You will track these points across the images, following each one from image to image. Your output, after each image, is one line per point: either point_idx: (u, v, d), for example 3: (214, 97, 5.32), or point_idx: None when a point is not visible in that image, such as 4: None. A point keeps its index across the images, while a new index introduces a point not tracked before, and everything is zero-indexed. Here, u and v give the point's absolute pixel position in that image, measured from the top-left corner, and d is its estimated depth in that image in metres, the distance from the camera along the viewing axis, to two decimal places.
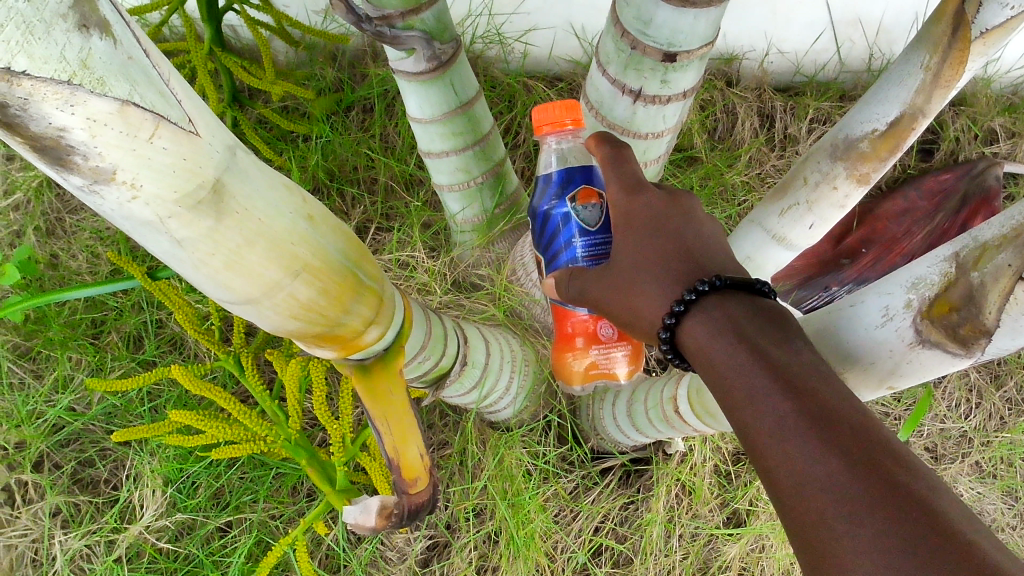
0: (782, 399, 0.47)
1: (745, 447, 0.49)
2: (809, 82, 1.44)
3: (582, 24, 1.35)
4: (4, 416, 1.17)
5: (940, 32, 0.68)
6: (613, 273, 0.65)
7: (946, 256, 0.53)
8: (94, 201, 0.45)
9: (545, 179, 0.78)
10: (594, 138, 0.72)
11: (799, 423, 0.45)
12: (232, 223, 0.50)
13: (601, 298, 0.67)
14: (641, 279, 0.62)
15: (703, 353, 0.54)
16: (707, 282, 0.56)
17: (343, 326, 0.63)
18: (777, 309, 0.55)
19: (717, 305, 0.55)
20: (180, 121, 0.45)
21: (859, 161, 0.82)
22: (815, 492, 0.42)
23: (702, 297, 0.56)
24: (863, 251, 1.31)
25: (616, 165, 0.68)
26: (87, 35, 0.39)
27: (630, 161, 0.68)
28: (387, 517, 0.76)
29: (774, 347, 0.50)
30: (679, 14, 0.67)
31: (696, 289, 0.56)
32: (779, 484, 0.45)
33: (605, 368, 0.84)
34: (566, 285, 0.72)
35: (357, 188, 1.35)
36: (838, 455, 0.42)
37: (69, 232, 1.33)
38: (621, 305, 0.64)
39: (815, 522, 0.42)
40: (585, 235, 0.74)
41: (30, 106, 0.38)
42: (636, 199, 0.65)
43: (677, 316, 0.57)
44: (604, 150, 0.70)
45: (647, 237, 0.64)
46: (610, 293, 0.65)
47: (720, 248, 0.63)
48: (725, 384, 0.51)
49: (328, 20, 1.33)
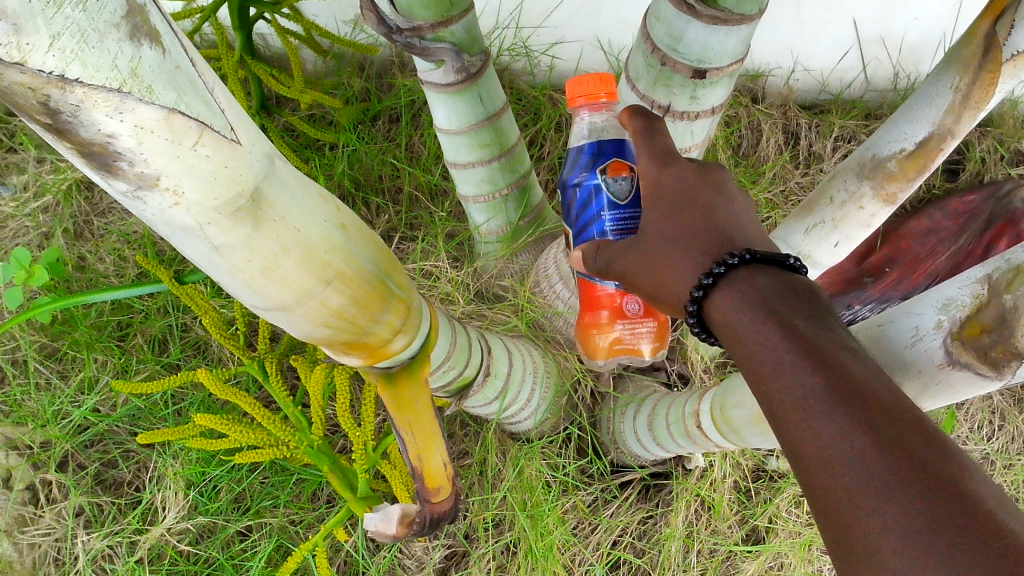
0: (809, 373, 0.45)
1: (770, 425, 0.48)
2: (834, 99, 1.44)
3: (608, 39, 1.36)
4: (31, 416, 1.19)
5: (970, 54, 0.68)
6: (640, 246, 0.63)
7: (978, 278, 0.53)
8: (137, 207, 0.46)
9: (576, 151, 0.75)
10: (626, 113, 0.69)
11: (825, 399, 0.44)
12: (269, 231, 0.51)
13: (629, 270, 0.64)
14: (668, 251, 0.60)
15: (728, 328, 0.53)
16: (737, 255, 0.54)
17: (371, 334, 0.63)
18: (807, 285, 0.53)
19: (746, 277, 0.54)
20: (223, 130, 0.46)
21: (886, 181, 0.82)
22: (841, 471, 0.41)
23: (732, 270, 0.54)
24: (886, 270, 1.31)
25: (648, 138, 0.66)
26: (138, 45, 0.40)
27: (663, 134, 0.66)
28: (409, 525, 0.75)
29: (803, 322, 0.49)
30: (711, 30, 0.67)
31: (724, 262, 0.54)
32: (804, 461, 0.44)
33: (630, 345, 0.82)
34: (592, 259, 0.69)
35: (382, 198, 1.36)
36: (866, 433, 0.41)
37: (96, 235, 1.35)
38: (649, 277, 0.62)
39: (843, 505, 0.41)
40: (614, 209, 0.71)
41: (81, 113, 0.39)
42: (666, 169, 0.63)
43: (705, 288, 0.55)
44: (637, 123, 0.68)
45: (677, 210, 0.61)
46: (637, 266, 0.63)
47: (751, 225, 0.61)
48: (751, 357, 0.50)
49: (357, 30, 1.35)
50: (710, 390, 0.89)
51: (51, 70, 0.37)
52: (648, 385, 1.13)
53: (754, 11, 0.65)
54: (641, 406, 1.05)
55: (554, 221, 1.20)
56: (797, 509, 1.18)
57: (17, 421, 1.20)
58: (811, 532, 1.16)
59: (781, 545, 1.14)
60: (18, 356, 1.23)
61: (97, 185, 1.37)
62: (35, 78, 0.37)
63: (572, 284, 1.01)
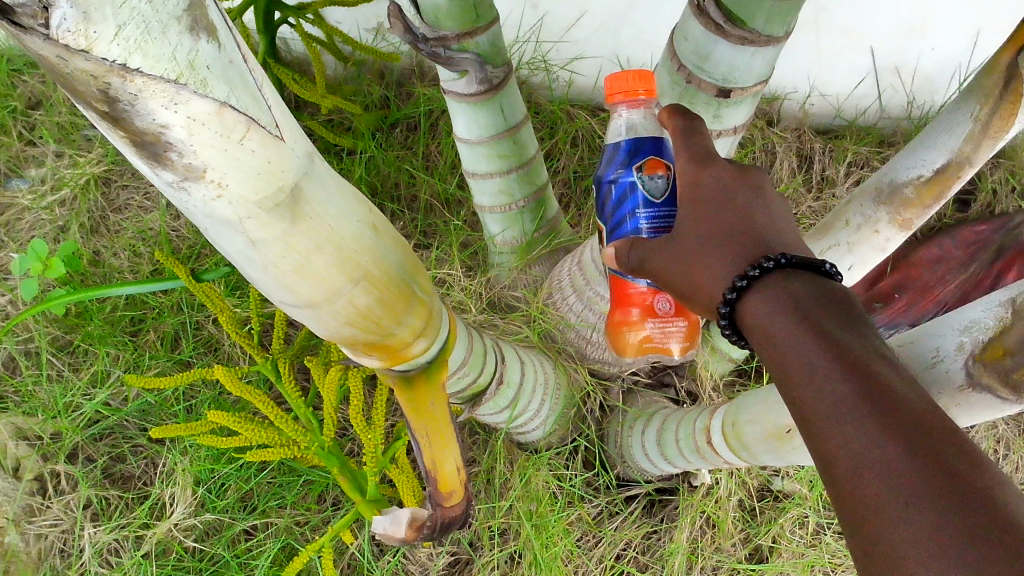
0: (842, 380, 0.46)
1: (799, 429, 0.49)
2: (848, 125, 1.46)
3: (627, 56, 1.37)
4: (42, 407, 1.20)
5: (992, 84, 0.68)
6: (675, 244, 0.64)
7: (1002, 301, 0.54)
8: (180, 198, 0.47)
9: (613, 148, 0.75)
10: (667, 112, 0.70)
11: (858, 406, 0.44)
12: (306, 228, 0.52)
13: (662, 269, 0.64)
14: (704, 251, 0.61)
15: (761, 331, 0.54)
16: (772, 258, 0.55)
17: (394, 336, 0.64)
18: (842, 291, 0.54)
19: (779, 282, 0.54)
20: (268, 126, 0.47)
21: (903, 207, 0.83)
22: (870, 477, 0.42)
23: (766, 273, 0.55)
24: (896, 296, 1.32)
25: (688, 137, 0.67)
26: (197, 38, 0.41)
27: (704, 136, 0.67)
28: (419, 529, 0.77)
29: (837, 329, 0.49)
30: (737, 51, 0.68)
31: (759, 266, 0.55)
32: (832, 465, 0.44)
33: (660, 344, 0.83)
34: (625, 255, 0.70)
35: (398, 204, 1.36)
36: (896, 440, 0.42)
37: (112, 230, 1.35)
38: (681, 275, 0.62)
39: (870, 509, 0.41)
40: (649, 206, 0.71)
41: (139, 102, 0.40)
42: (704, 172, 0.64)
43: (739, 291, 0.56)
44: (676, 122, 0.68)
45: (714, 210, 0.62)
46: (672, 264, 0.63)
47: (787, 229, 0.62)
48: (782, 360, 0.51)
49: (379, 38, 1.37)
50: (721, 406, 0.89)
51: (114, 59, 0.38)
52: (657, 401, 1.14)
53: (780, 34, 0.66)
54: (650, 420, 1.06)
55: (569, 234, 1.22)
56: (800, 530, 1.18)
57: (28, 411, 1.21)
58: (815, 553, 1.16)
59: (785, 565, 1.15)
60: (32, 346, 1.24)
61: (115, 181, 1.38)
62: (98, 66, 0.38)
63: (587, 297, 1.02)
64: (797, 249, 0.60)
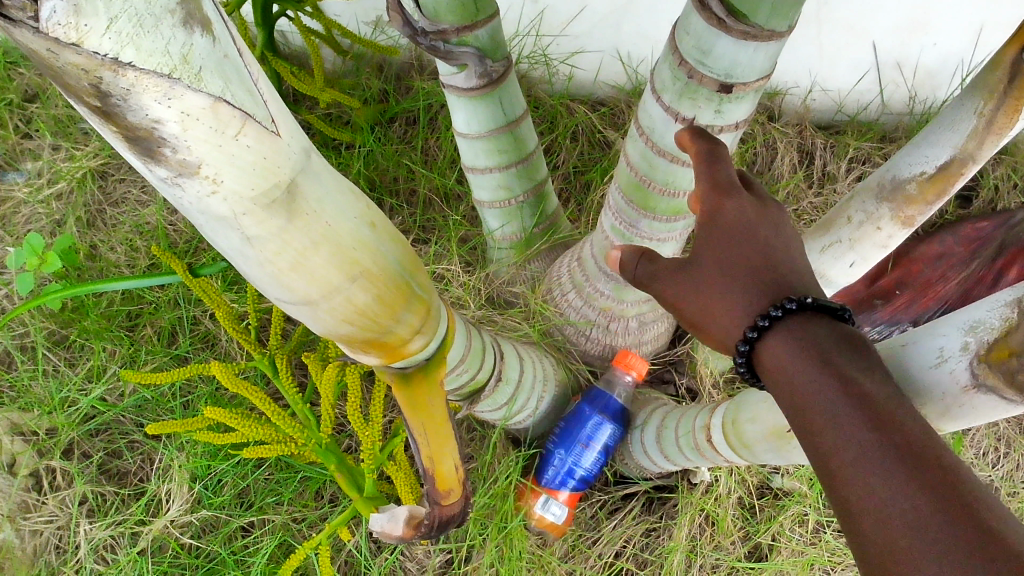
0: (865, 428, 0.45)
1: (818, 476, 0.48)
2: (849, 121, 1.45)
3: (627, 51, 1.36)
4: (38, 402, 1.19)
5: (997, 79, 0.67)
6: (691, 273, 0.62)
7: (1008, 301, 0.53)
8: (174, 194, 0.46)
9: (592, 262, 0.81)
10: (687, 130, 0.66)
11: (883, 455, 0.44)
12: (302, 225, 0.51)
13: (675, 297, 0.63)
14: (724, 285, 0.59)
15: (781, 375, 0.52)
16: (795, 300, 0.54)
17: (392, 333, 0.63)
18: (861, 337, 0.53)
19: (800, 324, 0.53)
20: (264, 121, 0.46)
21: (905, 203, 0.82)
22: (897, 530, 0.41)
23: (787, 315, 0.54)
24: (897, 293, 1.31)
25: (709, 163, 0.62)
26: (191, 31, 0.40)
27: (725, 162, 0.63)
28: (416, 526, 0.78)
29: (859, 375, 0.49)
30: (740, 45, 0.65)
31: (782, 306, 0.54)
32: (856, 514, 0.44)
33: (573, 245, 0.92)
34: (634, 267, 0.68)
35: (397, 199, 1.36)
36: (923, 493, 0.41)
37: (109, 224, 1.34)
38: (698, 305, 0.61)
39: (896, 563, 0.40)
40: None
41: (131, 97, 0.39)
42: (727, 206, 0.61)
43: (759, 331, 0.55)
44: (698, 145, 0.64)
45: (736, 246, 0.60)
46: (687, 295, 0.61)
47: (807, 270, 0.60)
48: (802, 404, 0.50)
49: (378, 31, 1.36)
50: (721, 404, 0.88)
51: (105, 53, 0.37)
52: (656, 397, 1.14)
53: (784, 28, 0.64)
54: (649, 418, 1.06)
55: (569, 229, 1.21)
56: (800, 528, 1.18)
57: (24, 407, 1.20)
58: (815, 551, 1.16)
59: (784, 564, 1.14)
60: (28, 341, 1.23)
61: (112, 175, 1.37)
62: (89, 60, 0.37)
63: (586, 293, 1.05)
64: (814, 290, 0.58)
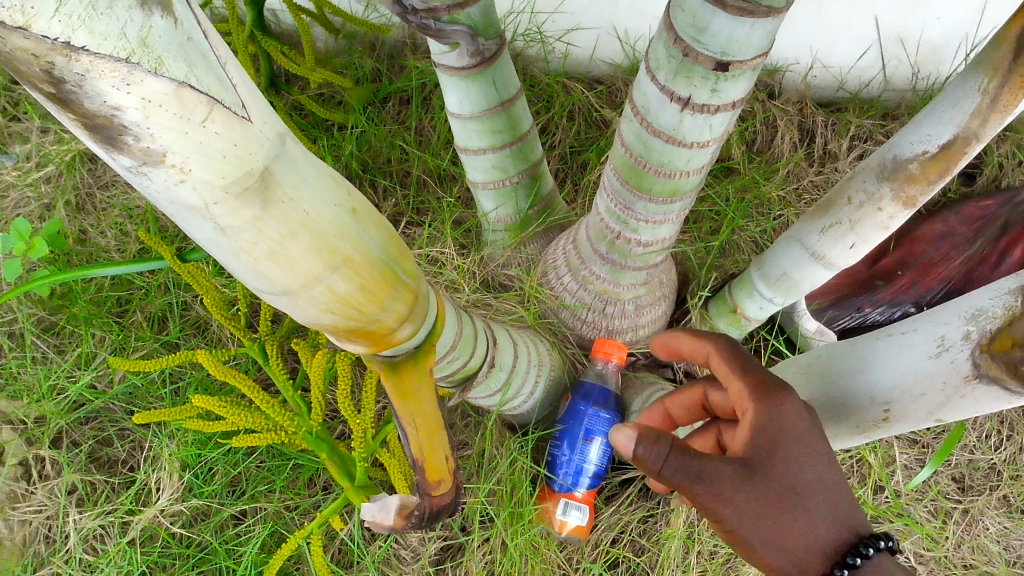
0: None
1: None
2: (851, 98, 1.42)
3: (624, 27, 1.33)
4: (26, 390, 1.18)
5: (1001, 56, 0.65)
6: (752, 483, 0.61)
7: (1012, 288, 0.51)
8: (141, 183, 0.44)
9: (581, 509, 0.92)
10: (717, 347, 0.72)
11: None
12: (277, 213, 0.49)
13: (727, 503, 0.60)
14: (800, 508, 0.62)
15: None
16: (877, 542, 0.62)
17: (378, 322, 0.61)
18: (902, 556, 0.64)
19: (879, 564, 0.62)
20: (234, 106, 0.44)
21: (907, 183, 0.79)
22: None
23: (864, 559, 0.62)
24: (899, 273, 1.27)
25: (740, 371, 0.68)
26: (149, 13, 0.38)
27: (762, 368, 0.69)
28: (407, 517, 0.75)
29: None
30: (736, 21, 0.60)
31: (864, 550, 0.62)
32: None
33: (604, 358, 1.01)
34: (656, 453, 0.59)
35: (390, 180, 1.34)
36: None
37: (99, 207, 1.32)
38: (765, 531, 0.61)
39: None
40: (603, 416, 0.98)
41: (87, 83, 0.37)
42: (785, 401, 0.65)
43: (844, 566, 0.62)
44: (726, 360, 0.70)
45: (804, 460, 0.64)
46: (764, 524, 0.61)
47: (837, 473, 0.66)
48: None
49: (370, 9, 1.33)
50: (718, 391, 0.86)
51: (56, 37, 0.35)
52: (653, 381, 1.12)
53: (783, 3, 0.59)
54: (646, 402, 1.04)
55: (565, 210, 1.18)
56: None
57: (12, 395, 1.19)
58: None
59: None
60: (16, 328, 1.21)
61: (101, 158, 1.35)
62: (39, 44, 0.35)
63: (582, 277, 1.04)
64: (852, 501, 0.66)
